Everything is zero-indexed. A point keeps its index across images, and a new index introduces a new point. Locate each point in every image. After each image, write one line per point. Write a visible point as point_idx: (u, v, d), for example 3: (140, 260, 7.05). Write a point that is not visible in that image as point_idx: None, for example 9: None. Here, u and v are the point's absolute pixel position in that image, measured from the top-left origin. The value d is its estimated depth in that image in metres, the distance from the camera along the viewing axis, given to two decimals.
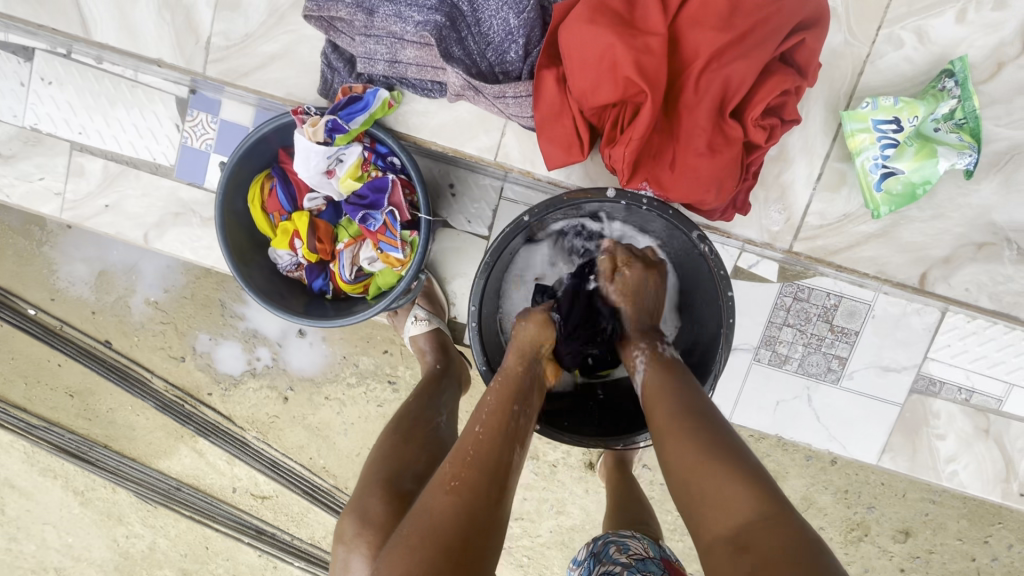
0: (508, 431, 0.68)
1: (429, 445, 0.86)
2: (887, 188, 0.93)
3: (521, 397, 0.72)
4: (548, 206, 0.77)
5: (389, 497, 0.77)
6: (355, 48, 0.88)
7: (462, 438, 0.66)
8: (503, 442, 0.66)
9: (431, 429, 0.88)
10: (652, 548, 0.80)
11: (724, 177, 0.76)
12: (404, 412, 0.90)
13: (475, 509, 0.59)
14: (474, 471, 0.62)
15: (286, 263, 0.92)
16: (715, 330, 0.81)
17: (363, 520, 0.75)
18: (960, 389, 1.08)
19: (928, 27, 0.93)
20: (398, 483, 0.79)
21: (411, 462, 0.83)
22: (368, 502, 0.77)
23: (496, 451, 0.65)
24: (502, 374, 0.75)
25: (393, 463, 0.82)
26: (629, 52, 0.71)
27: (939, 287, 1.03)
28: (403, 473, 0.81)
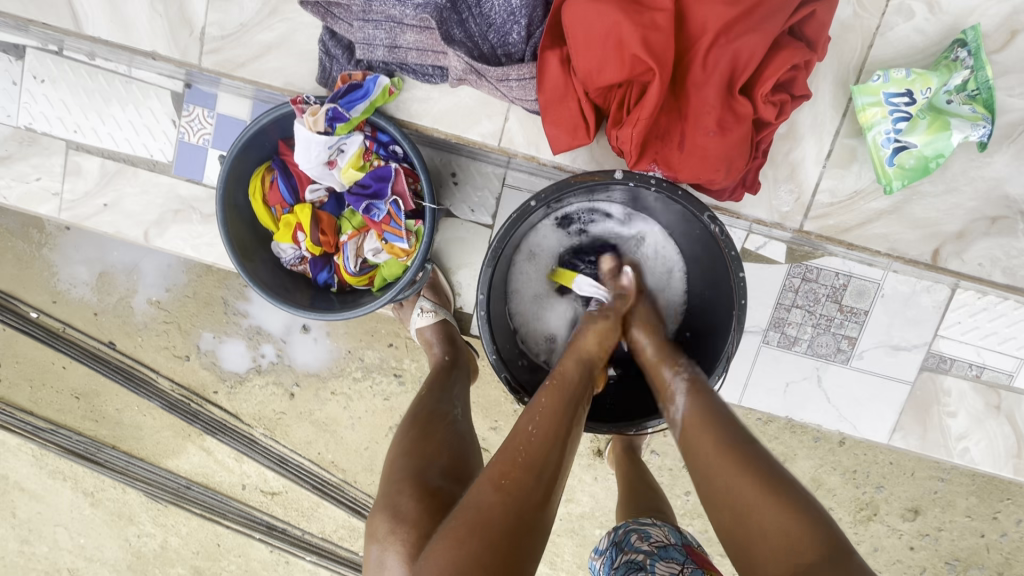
0: (560, 432, 0.68)
1: (450, 438, 0.85)
2: (899, 163, 0.92)
3: (575, 402, 0.72)
4: (556, 189, 0.75)
5: (420, 494, 0.75)
6: (353, 35, 0.85)
7: (513, 435, 0.67)
8: (551, 445, 0.66)
9: (448, 424, 0.88)
10: (673, 534, 0.81)
11: (733, 156, 0.74)
12: (418, 407, 0.90)
13: (522, 511, 0.60)
14: (523, 471, 0.62)
15: (290, 257, 0.91)
16: (727, 308, 0.80)
17: (396, 518, 0.73)
18: (971, 365, 1.08)
19: None
20: (425, 478, 0.78)
21: (434, 457, 0.82)
22: (399, 500, 0.75)
23: (545, 454, 0.65)
24: (557, 373, 0.75)
25: (416, 460, 0.81)
26: (636, 30, 0.70)
27: (952, 263, 1.01)
28: (427, 468, 0.80)
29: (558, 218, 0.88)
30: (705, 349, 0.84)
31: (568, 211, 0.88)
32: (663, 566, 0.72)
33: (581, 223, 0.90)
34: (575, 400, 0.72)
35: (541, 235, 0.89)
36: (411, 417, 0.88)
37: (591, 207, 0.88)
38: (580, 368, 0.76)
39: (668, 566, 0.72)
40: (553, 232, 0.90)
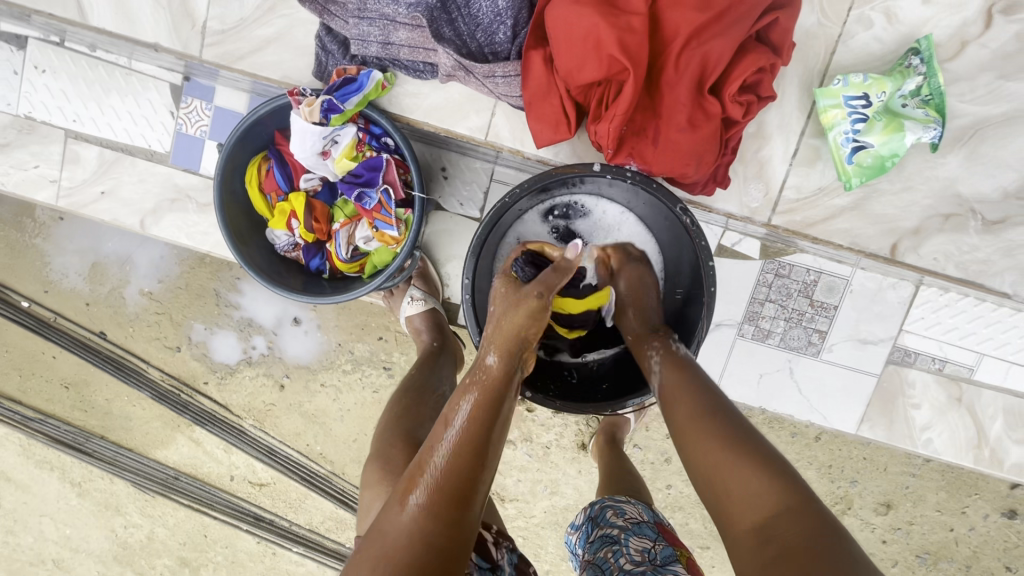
0: (481, 437, 0.64)
1: (438, 409, 0.95)
2: (858, 161, 0.97)
3: (494, 404, 0.67)
4: (536, 181, 0.79)
5: (409, 448, 0.85)
6: (348, 31, 0.88)
7: (428, 442, 0.65)
8: (471, 453, 0.62)
9: (437, 398, 0.96)
10: (646, 511, 0.86)
11: (703, 151, 0.78)
12: (410, 382, 0.96)
13: (432, 524, 0.57)
14: (433, 490, 0.59)
15: (284, 243, 0.94)
16: (699, 295, 0.83)
17: (384, 468, 0.81)
18: (934, 359, 1.14)
19: (896, 8, 0.97)
20: (415, 437, 0.88)
21: (424, 421, 0.91)
22: (392, 452, 0.84)
23: (462, 466, 0.61)
24: (479, 372, 0.72)
25: (408, 423, 0.90)
26: (613, 32, 0.73)
27: (909, 257, 1.08)
28: (417, 430, 0.89)
29: (540, 210, 0.93)
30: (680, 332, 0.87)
31: (553, 205, 0.93)
32: (636, 541, 0.76)
33: (564, 218, 0.94)
34: (499, 396, 0.69)
35: (528, 228, 0.93)
36: (402, 389, 0.96)
37: (569, 201, 0.93)
38: (504, 358, 0.74)
39: (640, 542, 0.76)
40: (538, 225, 0.94)
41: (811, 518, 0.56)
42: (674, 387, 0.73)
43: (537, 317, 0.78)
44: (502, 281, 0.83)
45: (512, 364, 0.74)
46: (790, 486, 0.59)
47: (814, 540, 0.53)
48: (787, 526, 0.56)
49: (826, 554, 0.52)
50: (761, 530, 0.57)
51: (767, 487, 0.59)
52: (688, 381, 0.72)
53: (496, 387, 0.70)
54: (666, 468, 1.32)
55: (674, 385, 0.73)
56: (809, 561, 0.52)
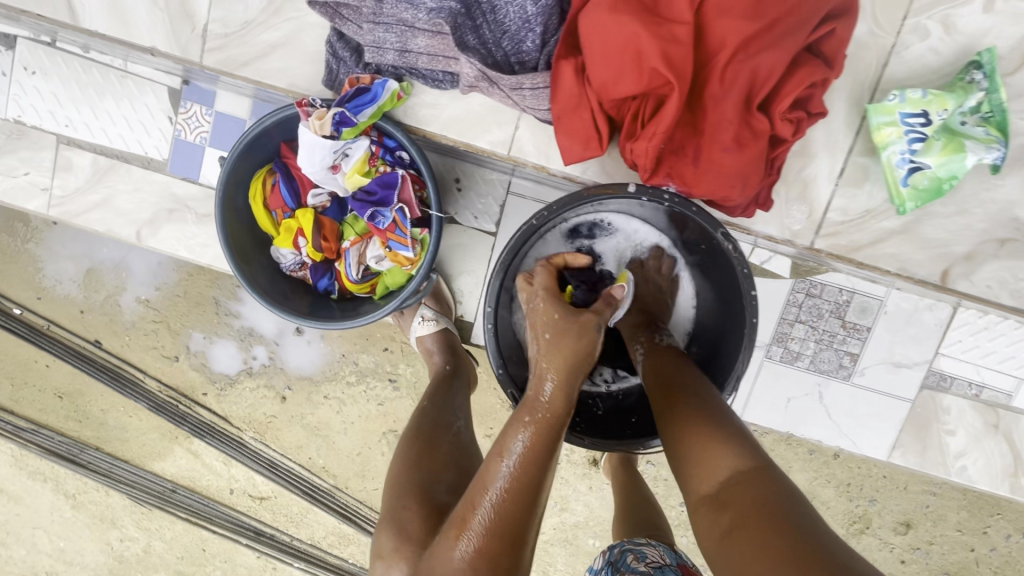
0: (536, 478, 0.62)
1: (455, 449, 0.85)
2: (914, 183, 0.91)
3: (552, 446, 0.64)
4: (566, 203, 0.72)
5: (426, 512, 0.74)
6: (363, 37, 0.82)
7: (478, 479, 0.63)
8: (528, 496, 0.61)
9: (453, 436, 0.87)
10: (669, 554, 0.80)
11: (749, 173, 0.72)
12: (421, 417, 0.90)
13: (491, 563, 0.58)
14: (487, 536, 0.59)
15: (290, 262, 0.88)
16: (738, 325, 0.76)
17: (401, 536, 0.72)
18: (970, 384, 1.09)
19: (954, 17, 0.91)
20: (432, 494, 0.77)
21: (441, 471, 0.81)
22: (405, 515, 0.74)
23: (518, 509, 0.60)
24: (536, 406, 0.66)
25: (422, 474, 0.80)
26: (655, 43, 0.68)
27: (961, 284, 1.01)
28: (434, 483, 0.79)
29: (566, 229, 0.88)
30: (716, 364, 0.81)
31: (578, 224, 0.88)
32: None
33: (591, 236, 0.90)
34: (557, 432, 0.65)
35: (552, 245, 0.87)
36: (414, 429, 0.87)
37: (597, 220, 0.88)
38: (564, 389, 0.67)
39: None
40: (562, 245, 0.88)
41: (772, 488, 0.59)
42: (655, 372, 0.77)
43: (592, 340, 0.70)
44: (546, 301, 0.72)
45: (572, 391, 0.68)
46: (747, 450, 0.64)
47: (760, 497, 0.58)
48: (744, 495, 0.59)
49: (769, 511, 0.56)
50: (716, 488, 0.62)
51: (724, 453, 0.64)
52: (669, 367, 0.77)
53: (555, 426, 0.65)
54: None
55: (655, 370, 0.78)
56: (754, 518, 0.57)
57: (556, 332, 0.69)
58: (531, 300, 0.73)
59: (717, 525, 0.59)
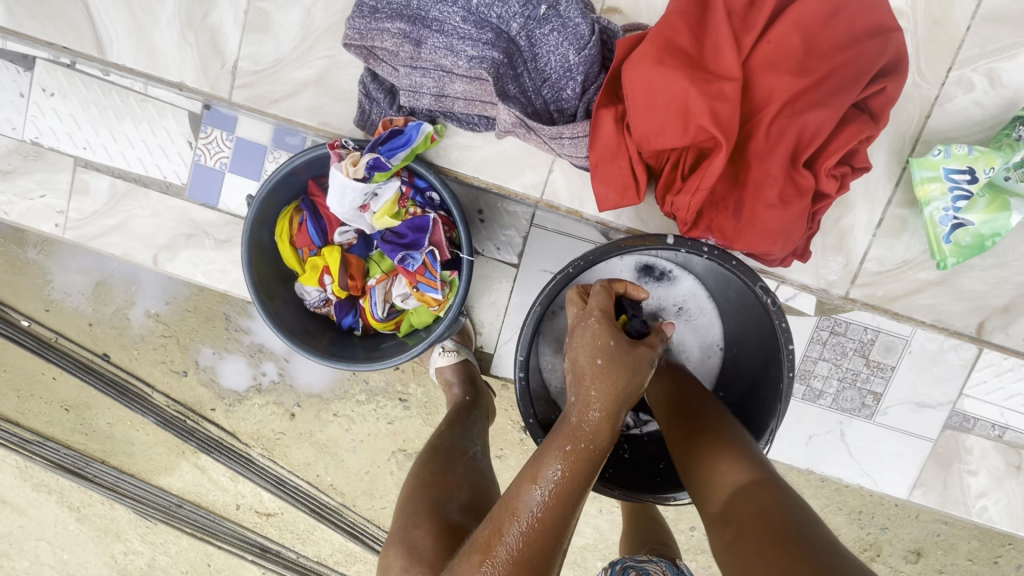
0: (570, 511, 0.58)
1: (470, 473, 0.80)
2: (956, 240, 0.89)
3: (589, 481, 0.59)
4: (600, 254, 0.71)
5: (438, 531, 0.67)
6: (399, 80, 0.80)
7: (513, 495, 0.59)
8: (558, 526, 0.57)
9: (468, 461, 0.83)
10: (670, 570, 0.77)
11: (793, 228, 0.72)
12: (438, 441, 0.87)
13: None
14: (512, 567, 0.55)
15: (315, 299, 0.87)
16: (773, 379, 0.76)
17: (410, 555, 0.65)
18: (993, 425, 1.08)
19: (1000, 69, 0.89)
20: (445, 514, 0.71)
21: (454, 491, 0.76)
22: (415, 534, 0.67)
23: (550, 533, 0.56)
24: (584, 429, 0.61)
25: (435, 494, 0.74)
26: (703, 98, 0.67)
27: (997, 336, 1.01)
28: (446, 503, 0.73)
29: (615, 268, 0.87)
30: (752, 414, 0.80)
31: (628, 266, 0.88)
32: None
33: (648, 279, 0.89)
34: (599, 465, 0.61)
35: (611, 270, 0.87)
36: (430, 452, 0.84)
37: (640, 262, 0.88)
38: (611, 419, 0.62)
39: None
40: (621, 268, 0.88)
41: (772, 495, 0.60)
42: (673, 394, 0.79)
43: (639, 370, 0.64)
44: (602, 324, 0.66)
45: (617, 425, 0.63)
46: (749, 465, 0.64)
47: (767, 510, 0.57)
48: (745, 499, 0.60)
49: (768, 519, 0.56)
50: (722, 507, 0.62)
51: (734, 467, 0.64)
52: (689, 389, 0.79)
53: (597, 459, 0.61)
54: (690, 510, 1.23)
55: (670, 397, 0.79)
56: (758, 527, 0.56)
57: (609, 360, 0.64)
58: (583, 320, 0.67)
59: (724, 544, 0.58)
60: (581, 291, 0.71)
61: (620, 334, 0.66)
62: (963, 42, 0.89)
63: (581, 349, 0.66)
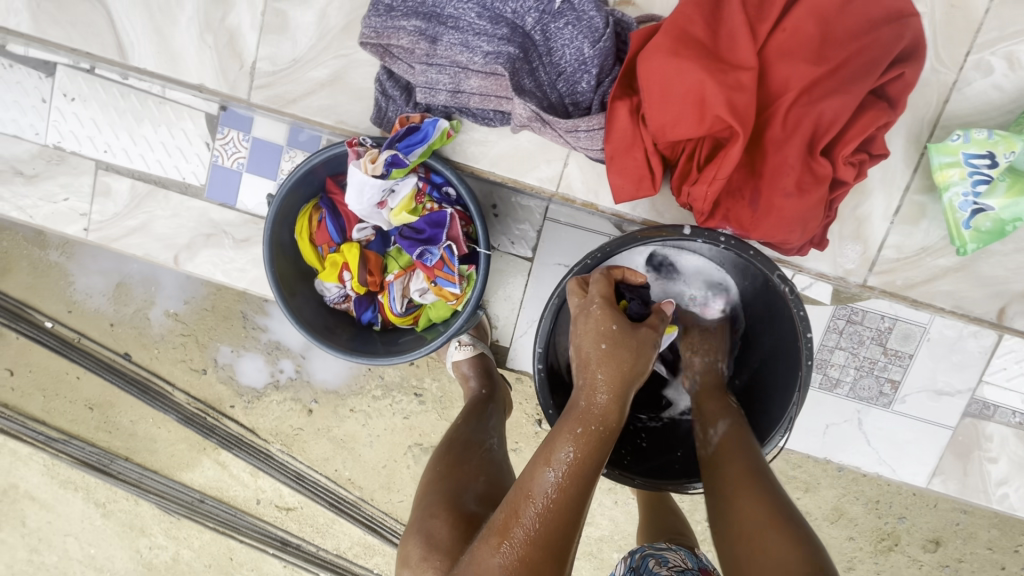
0: (584, 492, 0.59)
1: (486, 464, 0.82)
2: (976, 226, 0.88)
3: (601, 463, 0.61)
4: (617, 245, 0.72)
5: (456, 520, 0.70)
6: (415, 77, 0.80)
7: (531, 480, 0.59)
8: (573, 510, 0.57)
9: (485, 452, 0.84)
10: (690, 558, 0.77)
11: (810, 217, 0.72)
12: (454, 434, 0.87)
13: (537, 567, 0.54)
14: (532, 547, 0.55)
15: (334, 295, 0.88)
16: (790, 364, 0.76)
17: (430, 544, 0.68)
18: (1014, 412, 1.07)
19: (1020, 52, 0.88)
20: (461, 503, 0.73)
21: (471, 481, 0.78)
22: (434, 525, 0.70)
23: (566, 516, 0.57)
24: (591, 412, 0.62)
25: (451, 484, 0.76)
26: (719, 89, 0.67)
27: (1016, 322, 1.00)
28: (464, 492, 0.75)
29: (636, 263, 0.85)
30: (772, 394, 0.80)
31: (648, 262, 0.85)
32: None
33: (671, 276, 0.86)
34: (608, 445, 0.62)
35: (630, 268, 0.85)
36: (447, 443, 0.85)
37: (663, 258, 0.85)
38: (618, 402, 0.63)
39: None
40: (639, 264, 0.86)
41: None
42: (730, 452, 0.72)
43: (642, 352, 0.66)
44: (605, 310, 0.66)
45: (624, 406, 0.64)
46: (819, 561, 0.56)
47: None
48: None
49: None
50: None
51: (795, 558, 0.56)
52: (745, 446, 0.72)
53: (607, 442, 0.62)
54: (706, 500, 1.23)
55: (726, 462, 0.71)
56: None
57: (614, 344, 0.65)
58: (585, 307, 0.67)
59: None
60: (582, 278, 0.72)
61: (623, 318, 0.67)
62: (982, 24, 0.88)
63: (585, 337, 0.66)
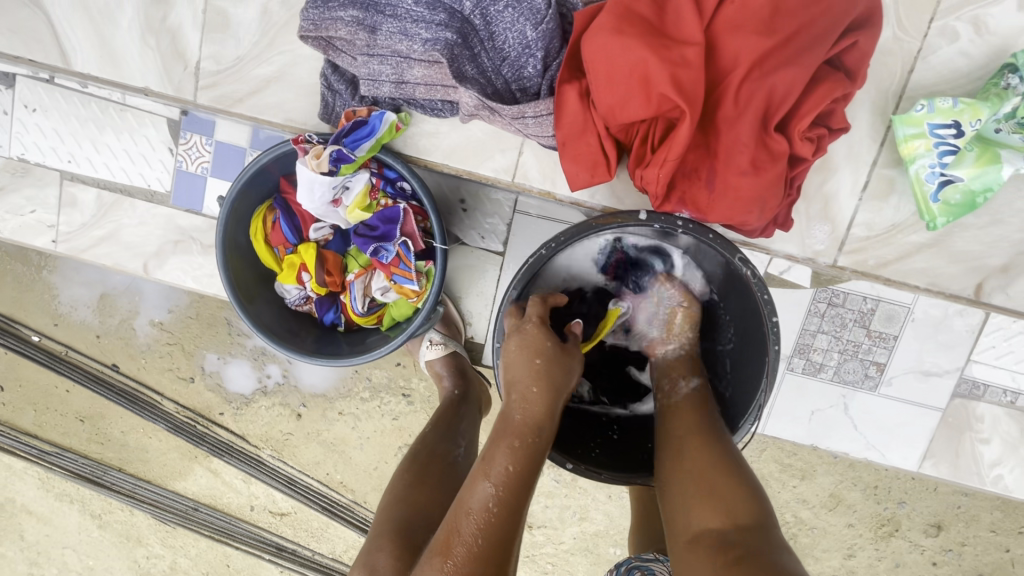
0: (521, 503, 0.59)
1: (447, 481, 0.82)
2: (945, 199, 0.85)
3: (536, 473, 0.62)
4: (572, 235, 0.69)
5: (400, 552, 0.69)
6: (357, 69, 0.79)
7: (471, 498, 0.58)
8: (513, 520, 0.57)
9: (449, 465, 0.84)
10: None
11: (769, 196, 0.70)
12: (421, 442, 0.87)
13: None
14: (472, 563, 0.54)
15: (295, 297, 0.87)
16: (756, 347, 0.74)
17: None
18: (1005, 391, 1.04)
19: (986, 16, 0.85)
20: (411, 535, 0.72)
21: (425, 506, 0.77)
22: (377, 556, 0.68)
23: (505, 527, 0.57)
24: (524, 424, 0.63)
25: (406, 510, 0.75)
26: (664, 66, 0.65)
27: (996, 297, 0.97)
28: (414, 523, 0.74)
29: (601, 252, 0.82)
30: (743, 382, 0.76)
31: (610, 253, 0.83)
32: None
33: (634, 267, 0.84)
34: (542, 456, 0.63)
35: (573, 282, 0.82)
36: (410, 456, 0.85)
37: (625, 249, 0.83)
38: (550, 415, 0.65)
39: None
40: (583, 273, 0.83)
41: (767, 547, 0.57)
42: (684, 411, 0.74)
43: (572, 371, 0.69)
44: (539, 328, 0.68)
45: (556, 418, 0.66)
46: (757, 505, 0.61)
47: (767, 556, 0.55)
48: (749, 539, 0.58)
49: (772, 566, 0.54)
50: (722, 538, 0.59)
51: (737, 502, 0.61)
52: (696, 404, 0.75)
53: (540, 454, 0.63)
54: None
55: (679, 414, 0.74)
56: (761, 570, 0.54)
57: (548, 360, 0.67)
58: (520, 325, 0.69)
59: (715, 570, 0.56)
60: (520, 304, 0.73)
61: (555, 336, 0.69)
62: None
63: (516, 355, 0.67)
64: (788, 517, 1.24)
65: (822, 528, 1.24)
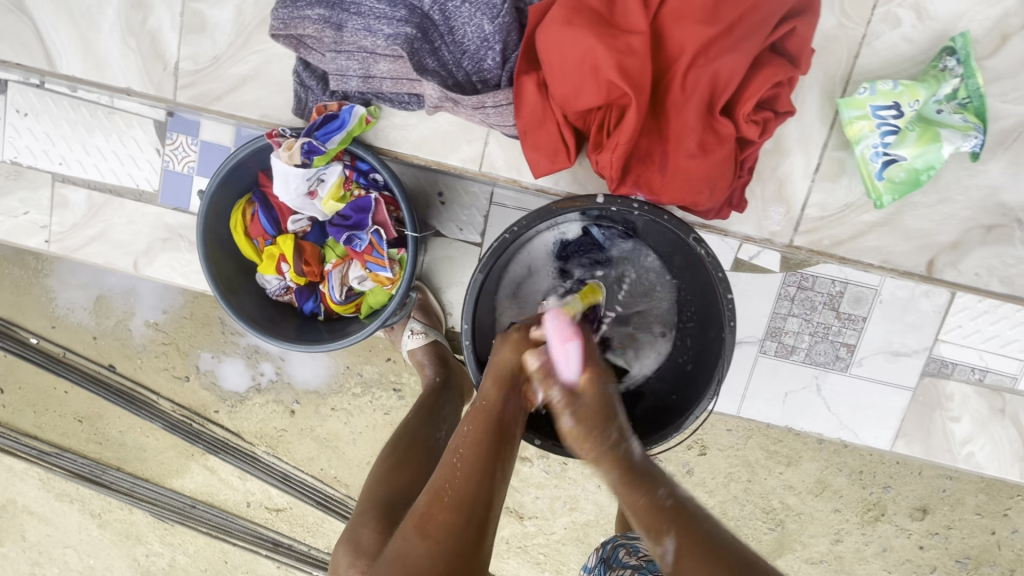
0: (487, 465, 0.65)
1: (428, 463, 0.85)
2: (888, 177, 0.90)
3: (501, 432, 0.68)
4: (533, 219, 0.73)
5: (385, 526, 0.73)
6: (326, 65, 0.83)
7: (441, 467, 0.66)
8: (481, 478, 0.64)
9: (430, 448, 0.88)
10: None
11: (717, 177, 0.73)
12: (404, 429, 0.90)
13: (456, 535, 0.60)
14: (449, 511, 0.61)
15: (275, 287, 0.90)
16: (716, 326, 0.78)
17: (358, 549, 0.70)
18: (973, 369, 1.06)
19: (926, 2, 0.90)
20: (396, 509, 0.76)
21: (408, 487, 0.81)
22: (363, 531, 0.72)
23: (474, 483, 0.63)
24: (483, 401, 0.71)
25: (389, 489, 0.79)
26: (612, 55, 0.69)
27: (947, 272, 1.01)
28: (397, 501, 0.78)
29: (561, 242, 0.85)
30: (705, 359, 0.80)
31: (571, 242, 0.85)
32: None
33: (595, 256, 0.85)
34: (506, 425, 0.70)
35: (542, 279, 0.86)
36: (393, 442, 0.89)
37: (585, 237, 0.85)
38: (510, 390, 0.72)
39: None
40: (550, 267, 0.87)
41: None
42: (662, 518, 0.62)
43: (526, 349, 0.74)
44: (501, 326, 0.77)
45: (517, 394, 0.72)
46: None
47: None
48: None
49: None
50: None
51: None
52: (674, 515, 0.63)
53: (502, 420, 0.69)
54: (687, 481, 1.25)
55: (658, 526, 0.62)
56: None
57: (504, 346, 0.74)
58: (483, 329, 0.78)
59: None
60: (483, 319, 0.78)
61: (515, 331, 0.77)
62: None
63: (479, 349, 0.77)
64: (774, 503, 1.26)
65: (808, 514, 1.26)
